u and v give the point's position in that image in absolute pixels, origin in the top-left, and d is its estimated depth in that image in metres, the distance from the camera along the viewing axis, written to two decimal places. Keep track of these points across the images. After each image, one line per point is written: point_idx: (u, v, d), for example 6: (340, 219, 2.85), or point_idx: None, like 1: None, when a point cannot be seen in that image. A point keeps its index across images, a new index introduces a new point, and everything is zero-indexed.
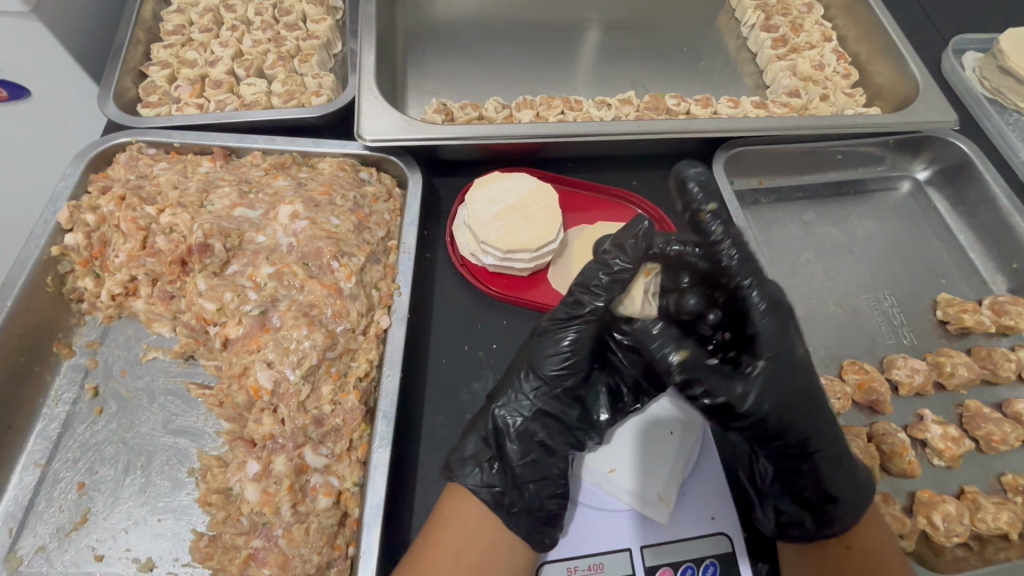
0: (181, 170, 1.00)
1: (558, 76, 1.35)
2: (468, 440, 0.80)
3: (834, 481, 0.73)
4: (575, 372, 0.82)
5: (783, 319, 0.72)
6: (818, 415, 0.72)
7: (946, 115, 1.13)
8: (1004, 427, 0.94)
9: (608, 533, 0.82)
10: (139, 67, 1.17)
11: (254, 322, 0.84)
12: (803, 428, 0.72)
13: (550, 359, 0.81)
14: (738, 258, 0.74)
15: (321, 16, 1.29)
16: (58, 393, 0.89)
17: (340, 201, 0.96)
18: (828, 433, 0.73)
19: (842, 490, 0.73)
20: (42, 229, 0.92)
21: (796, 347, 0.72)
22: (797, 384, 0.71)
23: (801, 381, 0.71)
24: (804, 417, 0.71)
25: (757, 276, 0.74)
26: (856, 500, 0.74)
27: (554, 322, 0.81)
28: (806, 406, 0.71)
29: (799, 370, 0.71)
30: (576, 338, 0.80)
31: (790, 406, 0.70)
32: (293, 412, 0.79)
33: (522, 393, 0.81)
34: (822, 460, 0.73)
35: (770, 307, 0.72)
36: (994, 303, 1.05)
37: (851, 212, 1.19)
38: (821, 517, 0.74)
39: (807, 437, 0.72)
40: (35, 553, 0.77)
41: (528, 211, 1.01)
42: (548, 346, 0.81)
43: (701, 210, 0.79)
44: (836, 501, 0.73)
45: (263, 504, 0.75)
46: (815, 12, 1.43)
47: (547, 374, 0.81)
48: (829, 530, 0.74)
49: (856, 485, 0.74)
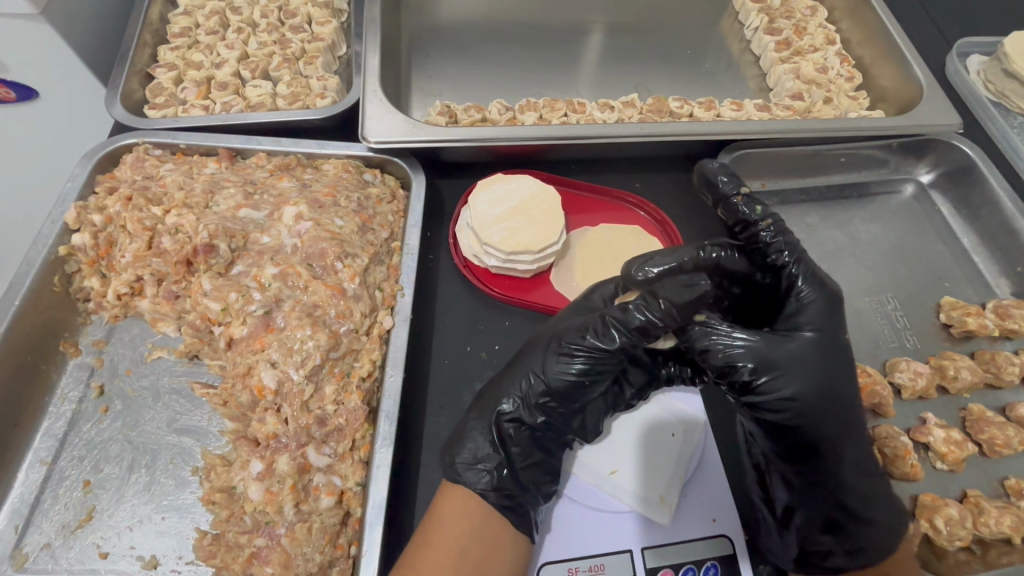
0: (187, 171, 1.01)
1: (561, 79, 1.36)
2: (475, 441, 0.80)
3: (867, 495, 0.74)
4: (584, 393, 0.82)
5: (825, 315, 0.72)
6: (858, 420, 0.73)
7: (949, 118, 1.13)
8: (1007, 431, 0.94)
9: (608, 534, 0.82)
10: (146, 69, 1.18)
11: (258, 322, 0.84)
12: (845, 434, 0.72)
13: (562, 379, 0.80)
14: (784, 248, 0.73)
15: (326, 18, 1.30)
16: (64, 391, 0.90)
17: (344, 202, 0.97)
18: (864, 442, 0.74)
19: (876, 510, 0.74)
20: (50, 229, 0.93)
21: (840, 348, 0.72)
22: (834, 378, 0.71)
23: (844, 382, 0.72)
24: (847, 420, 0.72)
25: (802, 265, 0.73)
26: (892, 523, 0.74)
27: (568, 345, 0.80)
28: (848, 409, 0.72)
29: (842, 371, 0.72)
30: (586, 364, 0.79)
31: (836, 408, 0.71)
32: (296, 411, 0.80)
33: (528, 403, 0.81)
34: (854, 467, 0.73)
35: (813, 305, 0.72)
36: (998, 306, 1.05)
37: (854, 215, 1.19)
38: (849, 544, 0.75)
39: (847, 446, 0.72)
40: (41, 550, 0.78)
41: (531, 212, 1.02)
42: (560, 366, 0.80)
43: (733, 196, 0.77)
44: (871, 522, 0.74)
45: (266, 503, 0.76)
46: (819, 14, 1.43)
47: (555, 389, 0.80)
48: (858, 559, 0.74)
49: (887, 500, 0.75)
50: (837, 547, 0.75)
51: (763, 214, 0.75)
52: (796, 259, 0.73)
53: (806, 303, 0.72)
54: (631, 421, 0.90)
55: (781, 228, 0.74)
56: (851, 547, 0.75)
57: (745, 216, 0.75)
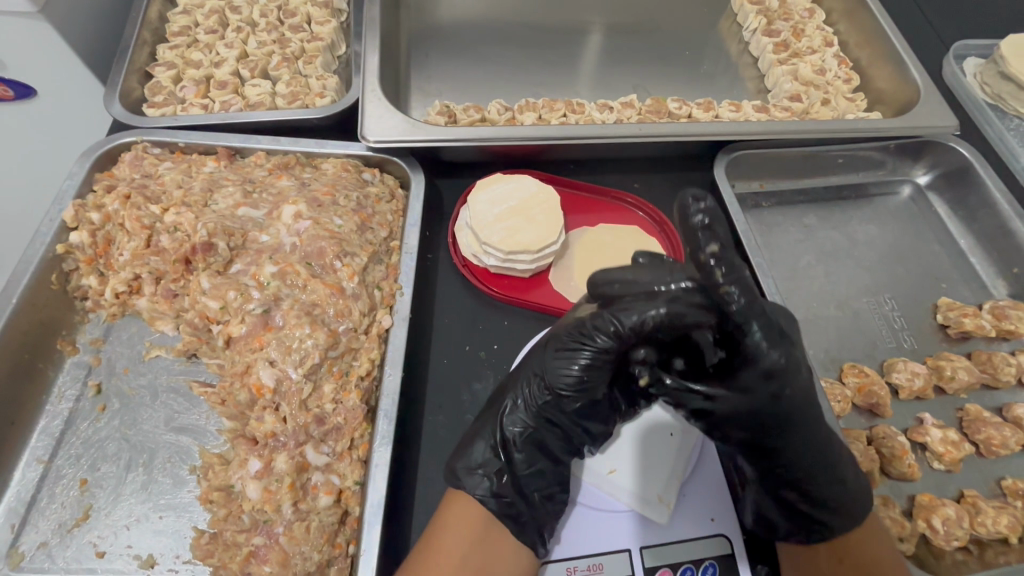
0: (186, 170, 1.01)
1: (560, 79, 1.36)
2: (476, 447, 0.80)
3: (821, 492, 0.75)
4: (585, 396, 0.80)
5: (783, 354, 0.68)
6: (811, 440, 0.74)
7: (946, 120, 1.14)
8: (1004, 431, 0.94)
9: (607, 532, 0.82)
10: (144, 68, 1.18)
11: (256, 321, 0.84)
12: (787, 445, 0.74)
13: (562, 378, 0.78)
14: (742, 306, 0.65)
15: (326, 18, 1.30)
16: (61, 389, 0.89)
17: (343, 201, 0.97)
18: (813, 453, 0.74)
19: (828, 509, 0.75)
20: (48, 226, 0.93)
21: (798, 383, 0.70)
22: (786, 414, 0.71)
23: (787, 411, 0.71)
24: (784, 438, 0.73)
25: (757, 316, 0.66)
26: (849, 517, 0.76)
27: (573, 341, 0.78)
28: (793, 429, 0.72)
29: (787, 399, 0.70)
30: (591, 361, 0.77)
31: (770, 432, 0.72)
32: (295, 410, 0.80)
33: (525, 404, 0.81)
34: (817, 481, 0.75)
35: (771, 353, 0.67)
36: (994, 307, 1.05)
37: (851, 216, 1.20)
38: (804, 525, 0.77)
39: (806, 462, 0.75)
40: (37, 549, 0.78)
41: (530, 212, 1.02)
42: (560, 364, 0.78)
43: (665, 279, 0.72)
44: (828, 522, 0.75)
45: (264, 502, 0.76)
46: (817, 16, 1.44)
47: (557, 391, 0.79)
48: (812, 536, 0.76)
49: (845, 498, 0.76)
50: (787, 524, 0.77)
51: (726, 251, 0.64)
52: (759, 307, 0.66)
53: (762, 352, 0.67)
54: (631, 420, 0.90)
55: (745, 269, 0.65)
56: (802, 525, 0.77)
57: (714, 264, 0.63)
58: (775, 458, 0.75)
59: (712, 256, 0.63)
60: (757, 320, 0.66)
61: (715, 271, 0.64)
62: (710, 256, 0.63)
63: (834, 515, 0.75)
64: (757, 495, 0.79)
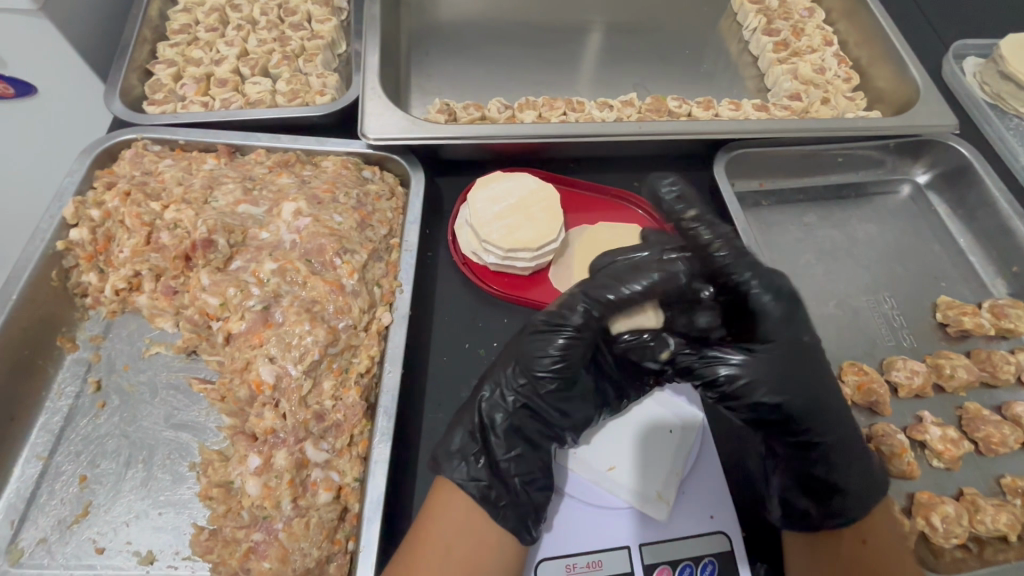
0: (186, 167, 1.01)
1: (560, 78, 1.36)
2: (455, 433, 0.80)
3: (847, 466, 0.77)
4: (562, 376, 0.80)
5: (784, 307, 0.77)
6: (831, 405, 0.77)
7: (946, 119, 1.14)
8: (1003, 429, 0.94)
9: (606, 530, 0.82)
10: (144, 65, 1.18)
11: (256, 318, 0.84)
12: (810, 408, 0.75)
13: (540, 358, 0.79)
14: (729, 259, 0.76)
15: (326, 16, 1.30)
16: (61, 386, 0.90)
17: (343, 199, 0.97)
18: (832, 412, 0.76)
19: (853, 483, 0.76)
20: (48, 223, 0.93)
21: (801, 337, 0.77)
22: (801, 372, 0.76)
23: (801, 367, 0.76)
24: (808, 400, 0.75)
25: (754, 270, 0.76)
26: (868, 492, 0.76)
27: (547, 322, 0.80)
28: (814, 389, 0.76)
29: (800, 353, 0.77)
30: (568, 343, 0.78)
31: (792, 392, 0.75)
32: (294, 406, 0.80)
33: (505, 391, 0.81)
34: (836, 451, 0.76)
35: (773, 302, 0.76)
36: (993, 305, 1.05)
37: (851, 215, 1.20)
38: (831, 505, 0.76)
39: (830, 430, 0.76)
40: (37, 545, 0.78)
41: (530, 210, 1.02)
42: (539, 346, 0.79)
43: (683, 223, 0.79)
44: (848, 493, 0.76)
45: (264, 498, 0.76)
46: (816, 16, 1.44)
47: (534, 372, 0.80)
48: (840, 519, 0.76)
49: (869, 476, 0.77)
50: (817, 508, 0.77)
51: (704, 215, 0.79)
52: (749, 260, 0.76)
53: (767, 307, 0.76)
54: (630, 418, 0.90)
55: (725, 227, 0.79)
56: (831, 507, 0.76)
57: (697, 227, 0.78)
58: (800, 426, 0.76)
59: (693, 218, 0.79)
60: (748, 271, 0.76)
61: (699, 230, 0.78)
62: (692, 219, 0.79)
63: (861, 490, 0.76)
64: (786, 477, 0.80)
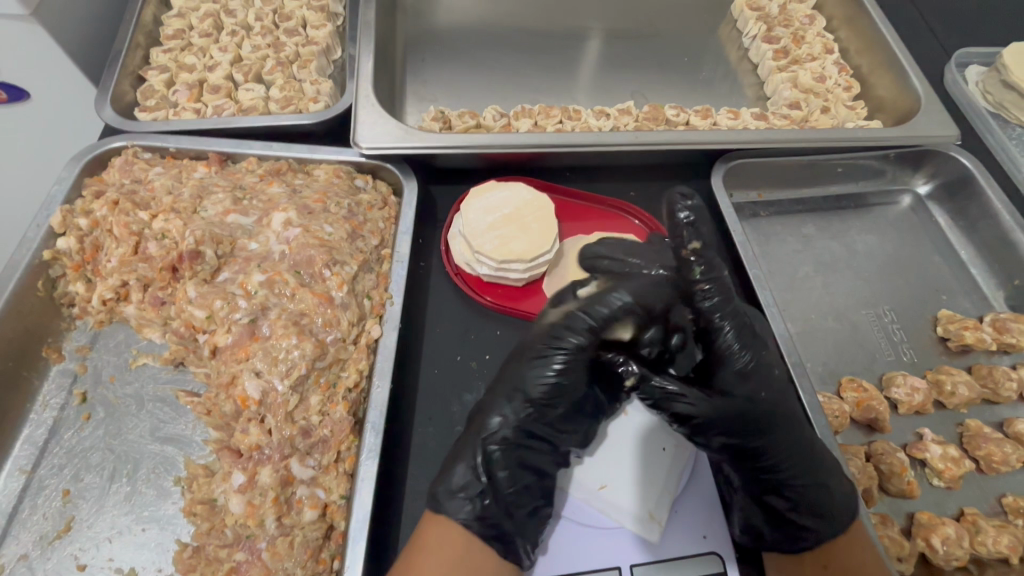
0: (176, 176, 1.00)
1: (558, 85, 1.35)
2: (457, 469, 0.76)
3: (806, 496, 0.76)
4: (561, 401, 0.79)
5: (751, 353, 0.76)
6: (794, 440, 0.75)
7: (947, 129, 1.12)
8: (1005, 447, 0.92)
9: (598, 551, 0.81)
10: (137, 71, 1.17)
11: (243, 331, 0.83)
12: (774, 444, 0.75)
13: (540, 385, 0.78)
14: (715, 304, 0.74)
15: (321, 22, 1.28)
16: (46, 398, 0.88)
17: (334, 209, 0.96)
18: (800, 457, 0.76)
19: (813, 515, 0.75)
20: (35, 232, 0.92)
21: (768, 377, 0.77)
22: (764, 414, 0.74)
23: (770, 409, 0.75)
24: (774, 438, 0.75)
25: (730, 318, 0.75)
26: (835, 526, 0.75)
27: (546, 346, 0.78)
28: (774, 430, 0.74)
29: (763, 399, 0.75)
30: (563, 365, 0.77)
31: (752, 430, 0.74)
32: (280, 422, 0.78)
33: (508, 422, 0.79)
34: (798, 486, 0.76)
35: (738, 341, 0.76)
36: (995, 319, 1.03)
37: (851, 226, 1.18)
38: (791, 532, 0.76)
39: (795, 468, 0.76)
40: (17, 561, 0.77)
41: (524, 220, 1.00)
42: (535, 371, 0.78)
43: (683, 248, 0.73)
44: (809, 528, 0.75)
45: (247, 516, 0.74)
46: (817, 23, 1.42)
47: (535, 400, 0.79)
48: (799, 545, 0.76)
49: (834, 507, 0.75)
50: (773, 531, 0.77)
51: (706, 249, 0.73)
52: (731, 304, 0.76)
53: (737, 356, 0.75)
54: (623, 435, 0.88)
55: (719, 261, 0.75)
56: (790, 533, 0.76)
57: (696, 262, 0.73)
58: (758, 459, 0.76)
59: (693, 253, 0.73)
60: (729, 319, 0.75)
61: (694, 267, 0.73)
62: (692, 252, 0.73)
63: (824, 522, 0.75)
64: (746, 503, 0.80)
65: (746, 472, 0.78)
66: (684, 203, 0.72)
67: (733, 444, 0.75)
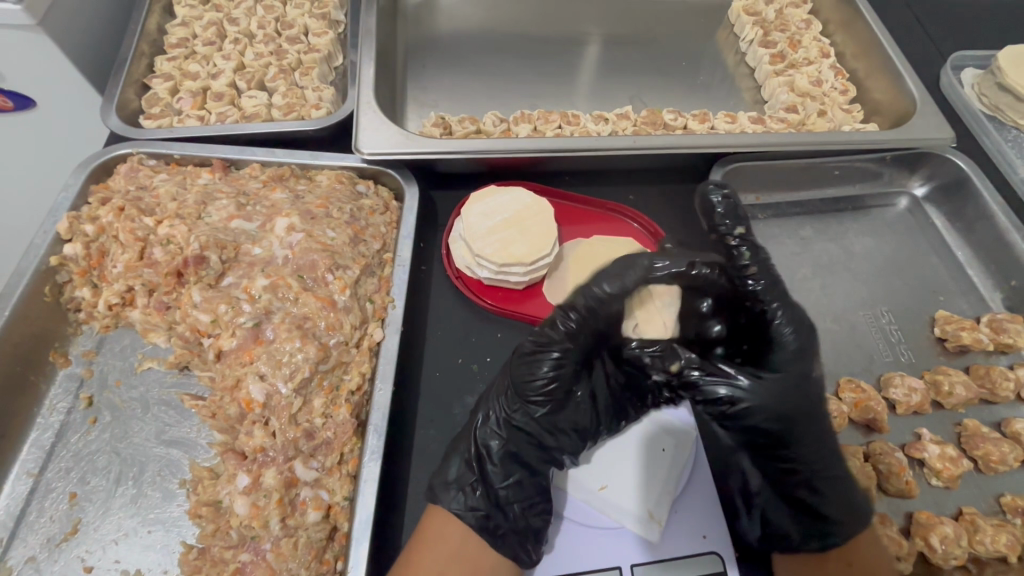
0: (180, 182, 1.01)
1: (557, 90, 1.36)
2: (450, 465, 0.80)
3: (834, 489, 0.75)
4: (553, 398, 0.80)
5: (804, 338, 0.75)
6: (822, 429, 0.75)
7: (943, 132, 1.13)
8: (1002, 447, 0.93)
9: (597, 551, 0.81)
10: (142, 80, 1.19)
11: (247, 335, 0.84)
12: (807, 434, 0.73)
13: (532, 383, 0.78)
14: (766, 285, 0.75)
15: (323, 29, 1.30)
16: (52, 402, 0.89)
17: (337, 214, 0.97)
18: (829, 449, 0.75)
19: (836, 509, 0.74)
20: (42, 239, 0.93)
21: (808, 360, 0.75)
22: (801, 399, 0.73)
23: (808, 394, 0.74)
24: (807, 425, 0.73)
25: (782, 301, 0.75)
26: (857, 521, 0.75)
27: (537, 343, 0.78)
28: (811, 417, 0.74)
29: (805, 382, 0.74)
30: (557, 361, 0.77)
31: (792, 416, 0.72)
32: (284, 424, 0.79)
33: (499, 417, 0.81)
34: (828, 477, 0.75)
35: (791, 327, 0.75)
36: (992, 320, 1.04)
37: (848, 228, 1.19)
38: (818, 530, 0.75)
39: (826, 458, 0.75)
40: (26, 563, 0.78)
41: (524, 224, 1.02)
42: (526, 370, 0.79)
43: (729, 234, 0.78)
44: (838, 523, 0.74)
45: (252, 517, 0.75)
46: (813, 28, 1.43)
47: (527, 397, 0.79)
48: (827, 544, 0.74)
49: (856, 500, 0.75)
50: (799, 532, 0.76)
51: (749, 236, 0.78)
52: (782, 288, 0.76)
53: (789, 339, 0.75)
54: (625, 437, 0.89)
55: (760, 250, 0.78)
56: (816, 531, 0.75)
57: (741, 246, 0.77)
58: (790, 451, 0.74)
59: (739, 236, 0.78)
60: (778, 302, 0.75)
61: (741, 251, 0.77)
62: (737, 237, 0.78)
63: (846, 516, 0.74)
64: (768, 500, 0.80)
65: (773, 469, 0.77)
66: (721, 194, 0.80)
67: (772, 434, 0.73)
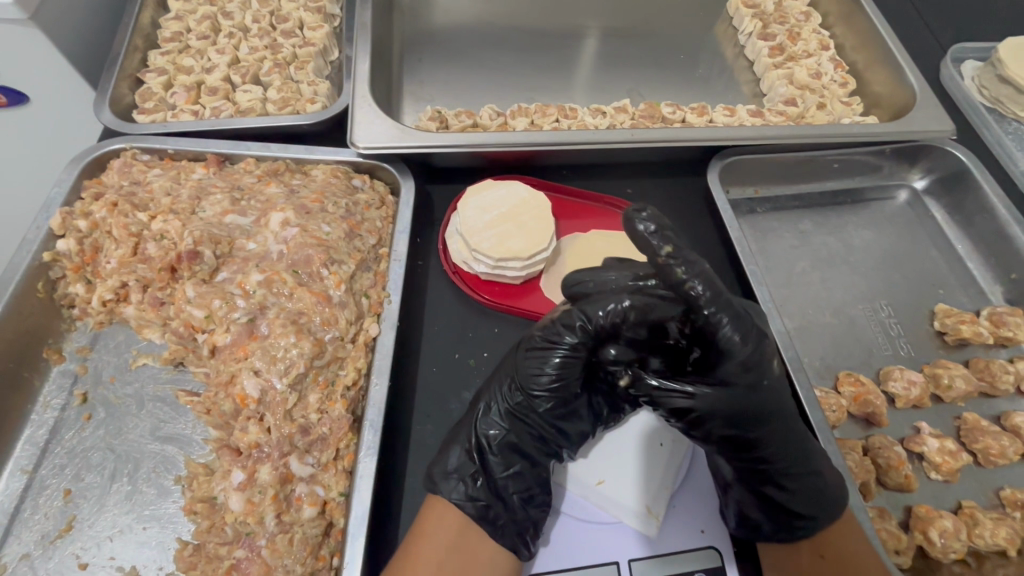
0: (174, 177, 1.00)
1: (555, 84, 1.35)
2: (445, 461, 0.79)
3: (801, 484, 0.75)
4: (558, 396, 0.79)
5: (755, 346, 0.69)
6: (786, 429, 0.74)
7: (943, 124, 1.13)
8: (1002, 440, 0.93)
9: (595, 545, 0.81)
10: (135, 74, 1.18)
11: (241, 330, 0.83)
12: (768, 435, 0.73)
13: (537, 378, 0.77)
14: (704, 298, 0.67)
15: (318, 23, 1.29)
16: (47, 398, 0.89)
17: (332, 208, 0.96)
18: (793, 448, 0.74)
19: (806, 505, 0.75)
20: (35, 234, 0.92)
21: (768, 364, 0.71)
22: (758, 406, 0.72)
23: (768, 403, 0.72)
24: (766, 428, 0.73)
25: (727, 310, 0.68)
26: (826, 512, 0.75)
27: (545, 338, 0.77)
28: (771, 421, 0.73)
29: (765, 387, 0.71)
30: (562, 361, 0.76)
31: (749, 421, 0.72)
32: (279, 420, 0.79)
33: (499, 408, 0.80)
34: (793, 474, 0.75)
35: (744, 337, 0.68)
36: (992, 313, 1.04)
37: (847, 221, 1.18)
38: (786, 522, 0.76)
39: (791, 457, 0.75)
40: (20, 560, 0.77)
41: (521, 218, 1.01)
42: (531, 364, 0.77)
43: (659, 251, 0.68)
44: (806, 516, 0.75)
45: (247, 514, 0.75)
46: (813, 20, 1.42)
47: (530, 391, 0.78)
48: (795, 534, 0.76)
49: (823, 492, 0.75)
50: (771, 523, 0.77)
51: (682, 250, 0.68)
52: (726, 298, 0.68)
53: (737, 351, 0.68)
54: (622, 432, 0.89)
55: (700, 258, 0.69)
56: (785, 523, 0.76)
57: (674, 265, 0.68)
58: (753, 450, 0.74)
59: (670, 255, 0.67)
60: (725, 312, 0.68)
61: (674, 269, 0.68)
62: (666, 257, 0.68)
63: (817, 510, 0.75)
64: (741, 497, 0.79)
65: (740, 466, 0.77)
66: (645, 216, 0.69)
67: (732, 438, 0.74)
